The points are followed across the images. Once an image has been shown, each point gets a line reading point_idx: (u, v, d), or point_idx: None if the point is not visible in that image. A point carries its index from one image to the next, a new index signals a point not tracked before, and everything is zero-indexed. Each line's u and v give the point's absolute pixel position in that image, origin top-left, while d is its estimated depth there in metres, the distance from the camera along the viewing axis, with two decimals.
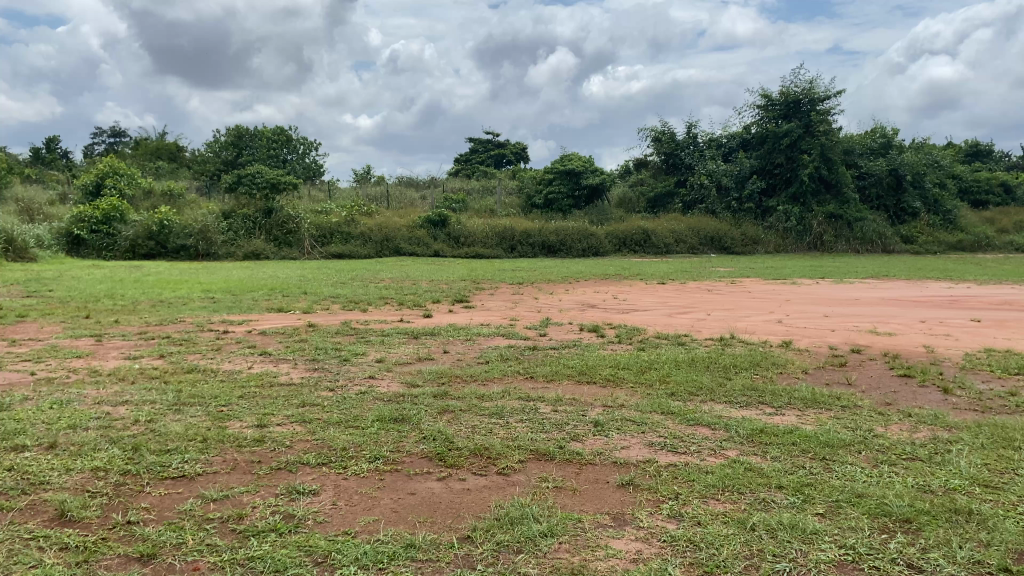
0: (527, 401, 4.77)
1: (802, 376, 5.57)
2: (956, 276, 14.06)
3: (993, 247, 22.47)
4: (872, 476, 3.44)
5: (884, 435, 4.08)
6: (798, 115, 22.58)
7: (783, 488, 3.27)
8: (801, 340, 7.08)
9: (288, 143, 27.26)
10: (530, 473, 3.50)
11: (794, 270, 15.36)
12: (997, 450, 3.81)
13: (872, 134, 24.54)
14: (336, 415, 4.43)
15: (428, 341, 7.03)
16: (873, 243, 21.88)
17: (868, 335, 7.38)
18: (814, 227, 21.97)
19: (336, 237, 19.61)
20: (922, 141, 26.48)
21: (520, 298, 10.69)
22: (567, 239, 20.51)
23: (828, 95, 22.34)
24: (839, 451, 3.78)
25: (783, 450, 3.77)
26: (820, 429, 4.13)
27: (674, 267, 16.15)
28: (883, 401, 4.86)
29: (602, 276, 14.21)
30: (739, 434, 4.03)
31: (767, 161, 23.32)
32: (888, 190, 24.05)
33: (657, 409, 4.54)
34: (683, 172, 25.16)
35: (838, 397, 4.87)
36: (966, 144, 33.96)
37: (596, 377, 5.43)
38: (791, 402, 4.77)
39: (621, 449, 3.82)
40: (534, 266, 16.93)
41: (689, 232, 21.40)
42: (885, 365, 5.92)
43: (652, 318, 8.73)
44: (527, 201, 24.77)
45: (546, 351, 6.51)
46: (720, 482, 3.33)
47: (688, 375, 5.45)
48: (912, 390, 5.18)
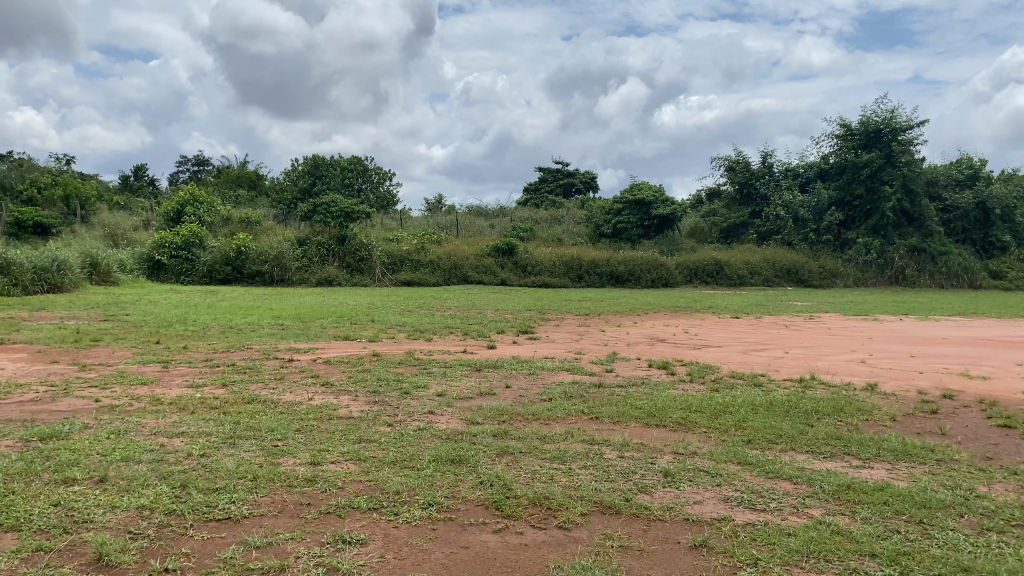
0: (591, 445, 4.50)
1: (890, 424, 5.14)
2: None
3: None
4: (979, 545, 3.03)
5: (988, 495, 3.64)
6: (878, 145, 21.83)
7: (877, 558, 2.92)
8: (887, 383, 6.61)
9: (363, 173, 27.73)
10: (594, 529, 3.24)
11: (875, 306, 14.68)
12: None
13: (958, 165, 23.51)
14: (391, 453, 4.25)
15: (491, 374, 6.82)
16: (959, 278, 20.86)
17: (961, 378, 6.85)
18: (895, 261, 21.14)
19: (406, 265, 19.65)
20: (1013, 172, 25.23)
21: (586, 330, 10.40)
22: (636, 269, 20.18)
23: (911, 124, 21.58)
24: (938, 513, 3.37)
25: (875, 511, 3.40)
26: (914, 487, 3.73)
27: (747, 300, 15.62)
28: (983, 455, 4.41)
29: (672, 308, 13.83)
30: (825, 490, 3.68)
31: (846, 193, 22.58)
32: (975, 223, 22.96)
33: (732, 459, 4.21)
34: (757, 203, 24.54)
35: (932, 450, 4.44)
36: None
37: (666, 420, 5.12)
38: (880, 454, 4.37)
39: (693, 504, 3.52)
40: (602, 296, 16.61)
41: (764, 264, 20.76)
42: (982, 414, 5.43)
43: (725, 355, 8.34)
44: (596, 230, 24.47)
45: (613, 390, 6.21)
46: (804, 547, 2.99)
47: (766, 420, 5.08)
48: (1015, 443, 4.69)
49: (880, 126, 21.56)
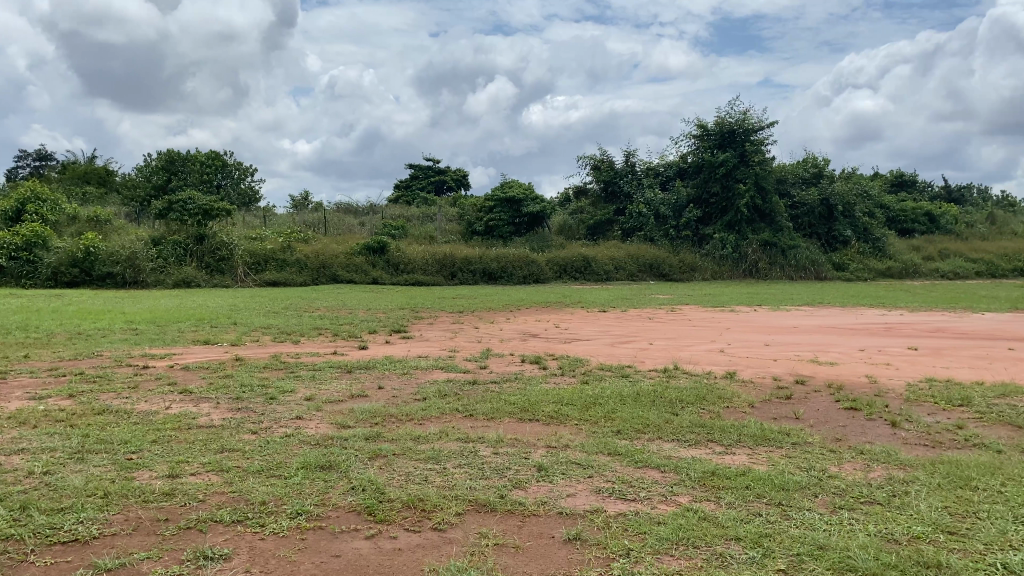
0: (465, 443, 4.46)
1: (749, 411, 5.37)
2: (888, 302, 14.25)
3: (920, 274, 22.97)
4: (831, 523, 3.14)
5: (838, 475, 3.81)
6: (733, 145, 23.07)
7: (741, 541, 2.99)
8: (745, 371, 6.93)
9: (223, 169, 26.62)
10: (468, 529, 3.20)
11: (733, 297, 15.41)
12: (955, 491, 3.48)
13: (804, 164, 25.05)
14: (257, 461, 4.07)
15: (361, 375, 6.67)
16: (806, 270, 22.23)
17: (810, 365, 7.25)
18: (750, 255, 22.23)
19: (271, 264, 18.98)
20: (852, 171, 27.11)
21: (459, 328, 10.37)
22: (509, 265, 20.35)
23: (761, 125, 22.84)
24: (795, 495, 3.51)
25: (738, 495, 3.51)
26: (772, 470, 3.88)
27: (615, 295, 16.01)
28: (833, 437, 4.66)
29: (543, 303, 14.02)
30: (691, 477, 3.79)
31: (703, 191, 23.64)
32: (819, 219, 24.53)
33: (603, 450, 4.28)
34: (622, 201, 25.17)
35: (787, 434, 4.67)
36: (892, 172, 33.24)
37: (538, 414, 5.15)
38: (740, 440, 4.56)
39: (566, 497, 3.55)
40: (474, 293, 16.63)
41: (628, 259, 21.37)
42: (830, 397, 5.75)
43: (594, 348, 8.49)
44: (467, 228, 24.48)
45: (487, 386, 6.19)
46: (673, 535, 3.05)
47: (634, 411, 5.19)
48: (860, 424, 4.97)
49: (734, 127, 22.79)
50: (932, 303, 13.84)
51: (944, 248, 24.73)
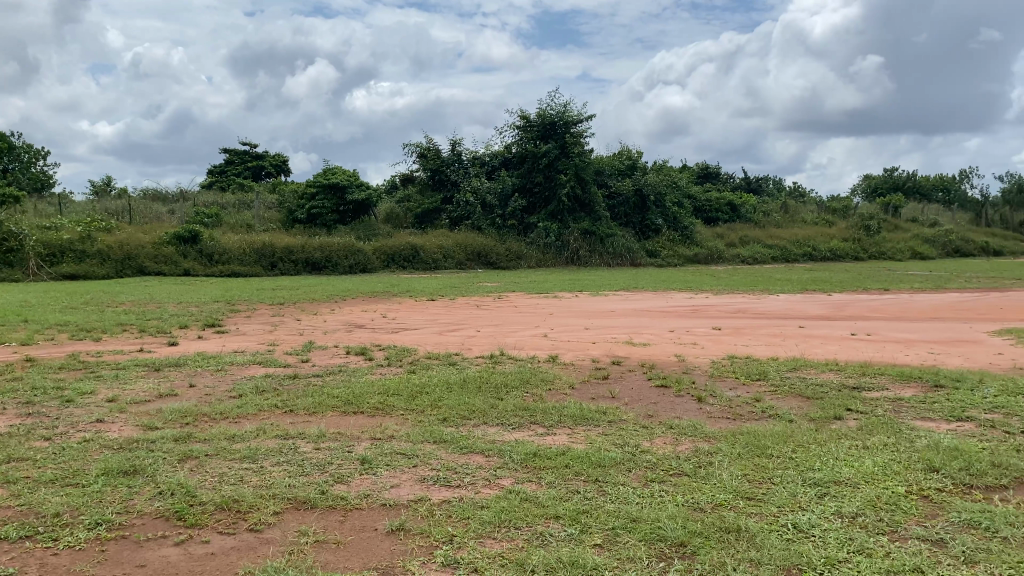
0: (285, 440, 4.30)
1: (569, 392, 5.54)
2: (696, 286, 15.19)
3: (724, 259, 24.65)
4: (644, 496, 3.29)
5: (650, 450, 4.00)
6: (554, 137, 23.80)
7: (560, 519, 3.06)
8: (566, 354, 7.15)
9: (10, 152, 24.19)
10: (286, 527, 3.09)
11: (555, 284, 15.86)
12: (754, 459, 3.76)
13: (619, 157, 26.25)
14: (50, 470, 3.73)
15: (172, 373, 6.28)
16: (622, 257, 23.28)
17: (627, 346, 7.59)
18: (571, 243, 22.93)
19: (69, 256, 17.46)
20: (663, 164, 28.65)
21: (280, 320, 10.01)
22: (333, 255, 19.86)
23: (580, 118, 23.66)
24: (611, 471, 3.65)
25: (557, 474, 3.62)
26: (590, 448, 4.02)
27: (442, 283, 16.02)
28: (646, 414, 4.90)
29: (368, 293, 13.82)
30: (513, 460, 3.85)
31: (527, 180, 24.16)
32: (634, 209, 25.76)
33: (428, 439, 4.27)
34: (448, 189, 25.18)
35: (604, 412, 4.86)
36: (698, 165, 35.39)
37: (363, 406, 5.06)
38: (560, 420, 4.70)
39: (390, 488, 3.51)
40: (296, 283, 16.11)
41: (456, 248, 21.44)
42: (644, 376, 6.05)
43: (421, 337, 8.46)
44: (288, 215, 23.62)
45: (308, 380, 6.00)
46: (495, 518, 3.08)
47: (459, 398, 5.22)
48: (670, 400, 5.26)
49: (555, 119, 23.51)
50: (735, 287, 14.88)
51: (744, 235, 26.67)
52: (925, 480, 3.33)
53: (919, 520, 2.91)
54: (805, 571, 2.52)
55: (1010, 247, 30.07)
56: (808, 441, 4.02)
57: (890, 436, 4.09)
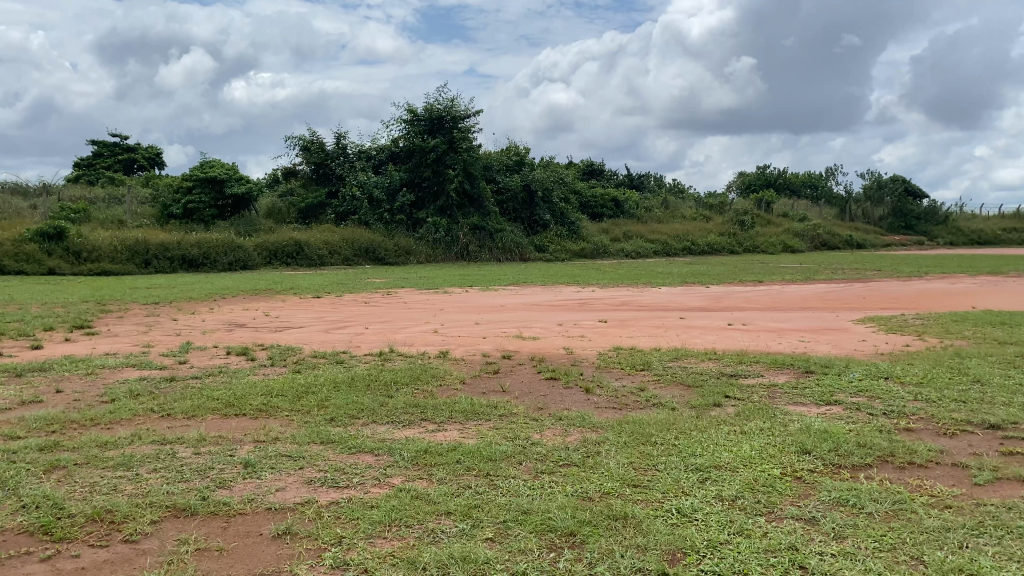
0: (162, 445, 4.11)
1: (460, 387, 5.53)
2: (583, 280, 15.49)
3: (609, 254, 25.21)
4: (534, 488, 3.32)
5: (540, 442, 4.04)
6: (441, 132, 23.78)
7: (451, 515, 3.05)
8: (456, 349, 7.14)
9: None
10: (165, 536, 2.96)
11: (444, 279, 15.81)
12: (639, 447, 3.85)
13: (507, 153, 26.46)
14: None
15: (36, 379, 5.88)
16: (512, 252, 23.43)
17: (516, 340, 7.65)
18: (460, 238, 22.89)
19: None
20: (549, 160, 29.05)
21: (156, 321, 9.55)
22: (212, 251, 19.10)
23: (468, 113, 23.74)
24: (501, 464, 3.67)
25: (447, 470, 3.60)
26: (480, 443, 4.02)
27: (327, 280, 15.70)
28: (536, 406, 4.95)
29: (250, 291, 13.39)
30: (403, 458, 3.81)
31: (415, 175, 23.98)
32: (522, 204, 26.01)
33: (314, 439, 4.18)
34: (333, 183, 24.69)
35: (495, 406, 4.88)
36: (583, 161, 36.04)
37: (246, 408, 4.90)
38: (451, 415, 4.69)
39: (275, 491, 3.41)
40: (173, 282, 15.42)
41: (342, 243, 21.02)
42: (533, 369, 6.12)
43: (307, 335, 8.26)
44: (162, 211, 22.57)
45: (187, 382, 5.75)
46: (386, 517, 3.04)
47: (348, 397, 5.12)
48: (559, 392, 5.33)
49: (442, 114, 23.50)
50: (620, 280, 15.26)
51: (628, 230, 27.35)
52: (798, 462, 3.51)
53: (793, 500, 3.06)
54: (689, 554, 2.61)
55: (871, 240, 32.09)
56: (691, 428, 4.17)
57: (765, 421, 4.28)
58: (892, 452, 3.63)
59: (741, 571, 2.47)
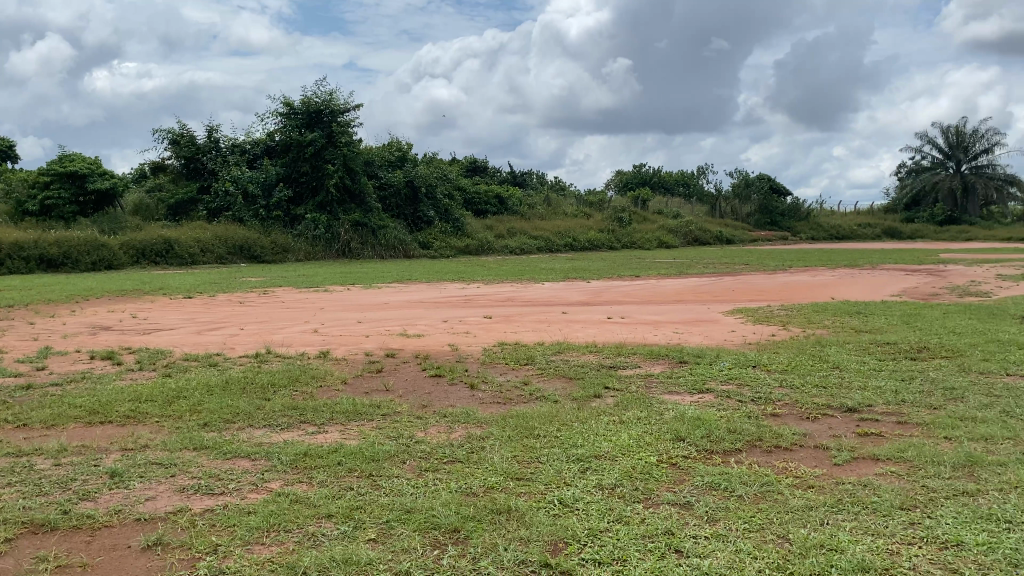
0: (18, 458, 3.84)
1: (342, 388, 5.43)
2: (467, 277, 15.54)
3: (494, 250, 25.36)
4: (418, 487, 3.30)
5: (424, 440, 4.02)
6: (319, 126, 23.29)
7: (333, 517, 2.99)
8: (337, 349, 7.00)
9: None
10: (22, 555, 2.76)
11: (326, 277, 15.50)
12: (522, 441, 3.90)
13: (388, 148, 26.19)
14: None
15: None
16: (395, 249, 23.22)
17: (399, 338, 7.58)
18: (341, 235, 22.46)
19: None
20: (432, 156, 28.94)
21: (9, 325, 8.91)
22: (73, 251, 17.96)
23: (347, 107, 23.37)
24: (384, 464, 3.63)
25: (328, 472, 3.53)
26: (362, 443, 3.96)
27: (200, 279, 15.09)
28: (419, 404, 4.91)
29: (117, 292, 12.70)
30: (282, 461, 3.71)
31: (292, 170, 23.34)
32: (405, 201, 25.78)
33: (187, 446, 4.00)
34: (206, 178, 23.75)
35: (378, 406, 4.82)
36: (466, 158, 36.08)
37: (112, 415, 4.64)
38: (332, 417, 4.59)
39: (144, 501, 3.24)
40: (30, 283, 14.43)
41: (216, 241, 20.21)
42: (417, 367, 6.08)
43: (179, 337, 7.90)
44: (17, 207, 21.06)
45: (46, 391, 5.39)
46: (264, 522, 2.95)
47: (223, 400, 4.94)
48: (443, 390, 5.31)
49: (321, 107, 23.04)
50: (504, 276, 15.39)
51: (511, 227, 27.57)
52: (673, 449, 3.64)
53: (669, 486, 3.17)
54: (571, 543, 2.65)
55: (741, 236, 33.63)
56: (572, 420, 4.24)
57: (643, 410, 4.41)
58: (759, 437, 3.81)
59: (620, 557, 2.53)
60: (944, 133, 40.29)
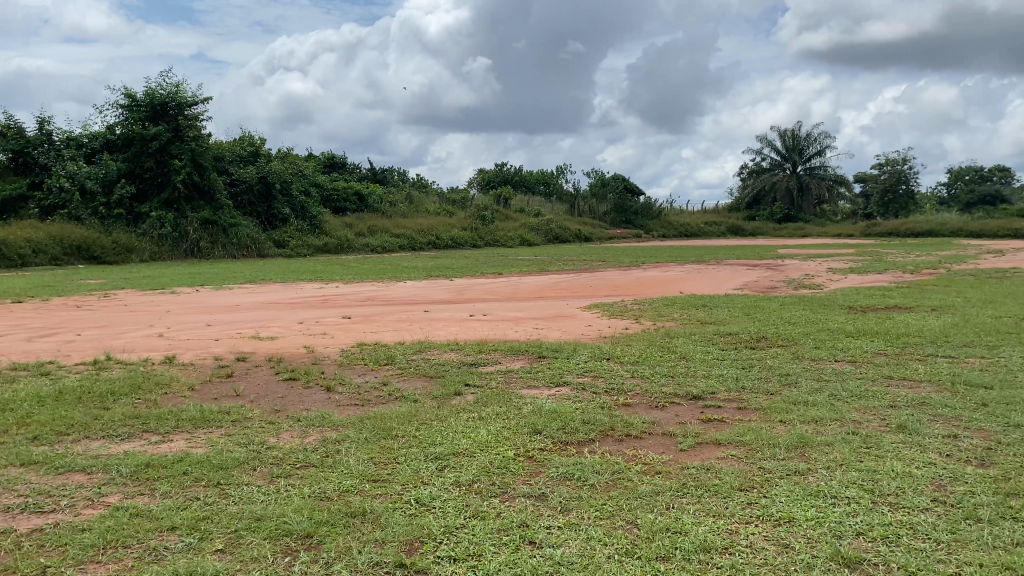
0: None
1: (188, 394, 5.18)
2: (324, 276, 15.20)
3: (353, 249, 25.00)
4: (270, 494, 3.19)
5: (276, 445, 3.90)
6: (164, 119, 22.17)
7: (177, 530, 2.85)
8: (184, 354, 6.68)
9: None
10: None
11: (173, 278, 14.76)
12: (380, 442, 3.85)
13: (240, 143, 25.22)
14: None
15: None
16: (248, 248, 22.47)
17: (252, 341, 7.32)
18: (190, 233, 21.46)
19: None
20: (287, 152, 28.15)
21: None
22: None
23: (195, 100, 22.36)
24: (233, 472, 3.49)
25: (174, 483, 3.36)
26: (210, 451, 3.80)
27: (31, 282, 13.98)
28: (273, 409, 4.76)
29: None
30: (121, 473, 3.50)
31: (135, 165, 22.06)
32: (259, 198, 24.92)
33: (12, 462, 3.70)
34: (37, 173, 22.07)
35: (228, 412, 4.63)
36: (323, 154, 35.26)
37: None
38: (178, 425, 4.37)
39: None
40: None
41: (50, 241, 18.69)
42: (271, 371, 5.89)
43: (5, 345, 7.30)
44: None
45: None
46: (100, 539, 2.77)
47: (55, 411, 4.61)
48: (298, 393, 5.17)
49: (166, 99, 21.92)
50: (364, 275, 15.17)
51: (372, 225, 27.20)
52: (530, 442, 3.70)
53: (525, 479, 3.22)
54: (426, 542, 2.64)
55: (597, 234, 34.64)
56: (431, 418, 4.23)
57: (501, 406, 4.46)
58: (611, 426, 3.94)
59: (475, 553, 2.55)
60: (782, 137, 42.97)
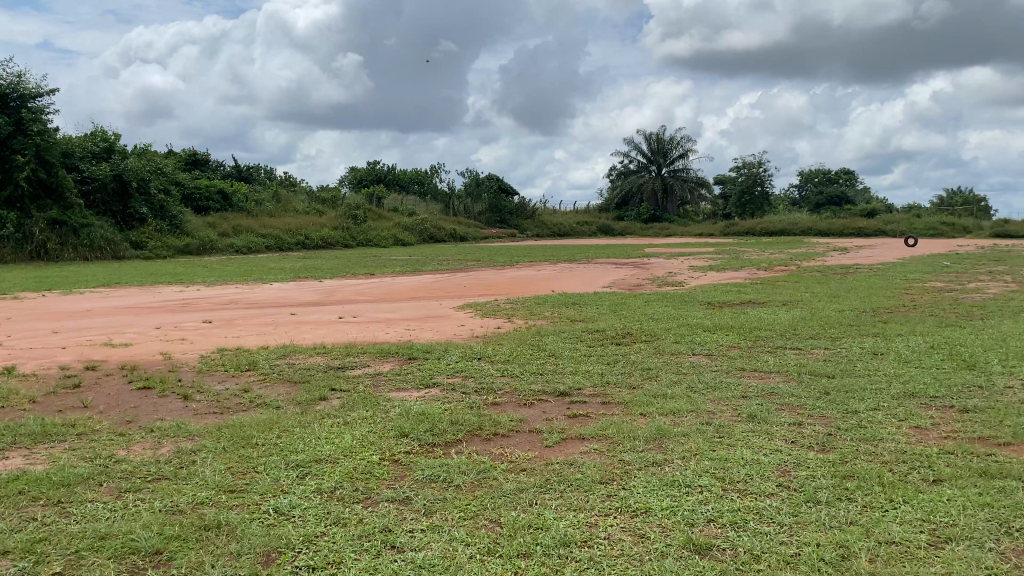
0: None
1: (29, 408, 4.83)
2: (185, 278, 14.55)
3: (217, 249, 24.15)
4: (117, 510, 3.02)
5: (126, 458, 3.70)
6: (6, 112, 20.66)
7: (9, 555, 2.64)
8: (26, 364, 6.23)
9: None
10: None
11: (16, 282, 13.75)
12: (239, 451, 3.72)
13: (92, 139, 23.74)
14: None
15: None
16: (102, 249, 21.26)
17: (103, 348, 6.91)
18: (36, 234, 20.02)
19: None
20: (145, 147, 26.78)
21: None
22: None
23: (40, 92, 20.90)
24: (76, 489, 3.28)
25: (7, 504, 3.12)
26: (51, 468, 3.55)
27: None
28: (123, 420, 4.50)
29: None
30: None
31: None
32: (113, 196, 23.53)
33: None
34: None
35: (72, 425, 4.34)
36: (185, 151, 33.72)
37: None
38: (15, 441, 4.06)
39: None
40: None
41: None
42: (122, 380, 5.57)
43: None
44: None
45: None
46: None
47: None
48: (152, 402, 4.92)
49: (6, 90, 20.38)
50: (228, 277, 14.63)
51: (236, 225, 26.28)
52: (396, 445, 3.66)
53: (389, 483, 3.18)
54: (284, 552, 2.57)
55: (471, 233, 34.79)
56: (293, 425, 4.12)
57: (368, 410, 4.39)
58: (479, 426, 3.95)
59: (335, 561, 2.50)
60: (648, 139, 44.44)
